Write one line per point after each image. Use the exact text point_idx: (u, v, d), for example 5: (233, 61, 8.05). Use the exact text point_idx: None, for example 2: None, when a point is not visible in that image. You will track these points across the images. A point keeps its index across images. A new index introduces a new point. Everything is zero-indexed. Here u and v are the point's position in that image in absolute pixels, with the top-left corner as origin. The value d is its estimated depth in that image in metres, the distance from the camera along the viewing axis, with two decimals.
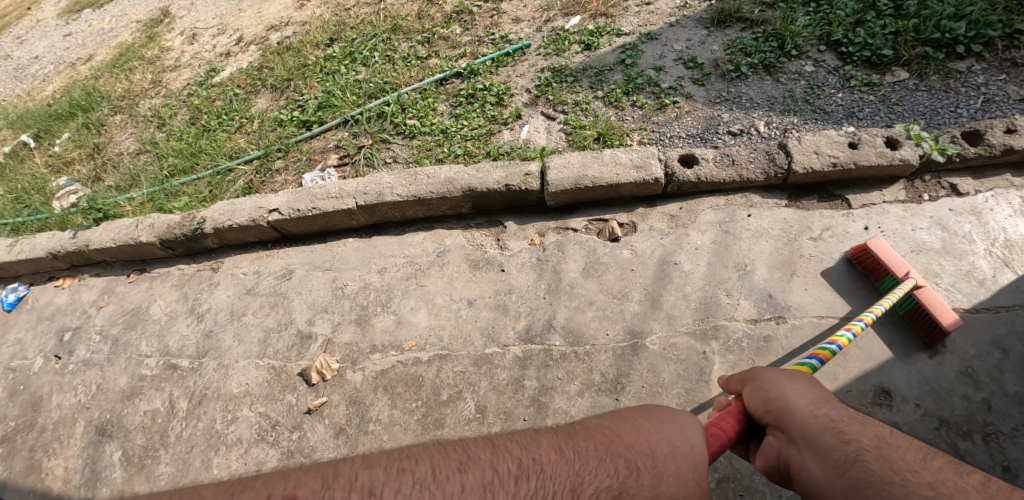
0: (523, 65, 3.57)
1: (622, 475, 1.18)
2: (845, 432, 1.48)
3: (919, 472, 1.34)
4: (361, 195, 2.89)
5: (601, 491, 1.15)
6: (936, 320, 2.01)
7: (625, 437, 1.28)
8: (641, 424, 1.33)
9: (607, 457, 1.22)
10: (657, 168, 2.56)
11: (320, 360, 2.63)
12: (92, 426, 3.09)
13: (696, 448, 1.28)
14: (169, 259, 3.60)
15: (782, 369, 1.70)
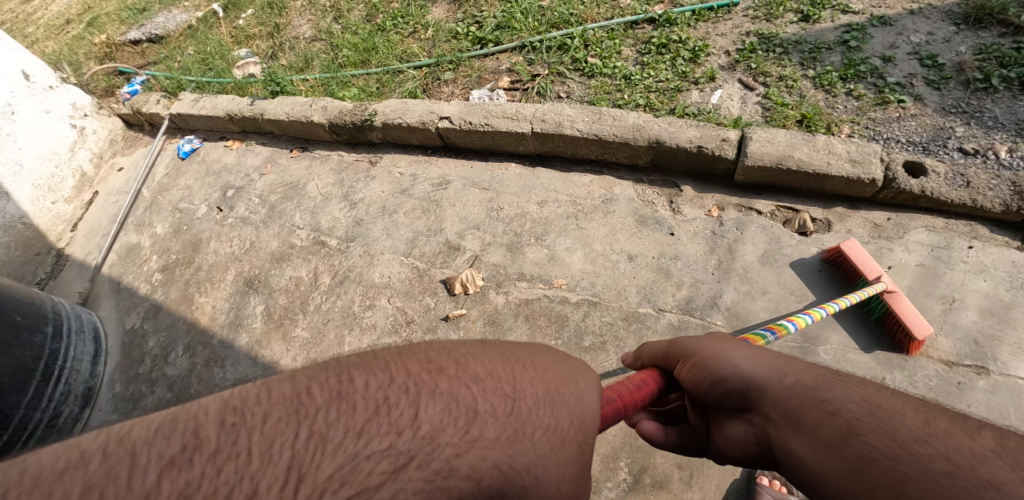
0: (725, 24, 3.28)
1: (426, 431, 0.82)
2: (828, 400, 1.15)
3: (933, 442, 1.02)
4: (538, 121, 2.81)
5: (371, 457, 0.78)
6: (907, 325, 2.02)
7: (439, 383, 0.88)
8: (467, 366, 0.93)
9: (416, 404, 0.84)
10: (877, 169, 2.32)
11: (466, 273, 2.64)
12: (241, 278, 3.36)
13: (579, 404, 0.96)
14: (331, 143, 3.73)
15: (719, 337, 1.43)
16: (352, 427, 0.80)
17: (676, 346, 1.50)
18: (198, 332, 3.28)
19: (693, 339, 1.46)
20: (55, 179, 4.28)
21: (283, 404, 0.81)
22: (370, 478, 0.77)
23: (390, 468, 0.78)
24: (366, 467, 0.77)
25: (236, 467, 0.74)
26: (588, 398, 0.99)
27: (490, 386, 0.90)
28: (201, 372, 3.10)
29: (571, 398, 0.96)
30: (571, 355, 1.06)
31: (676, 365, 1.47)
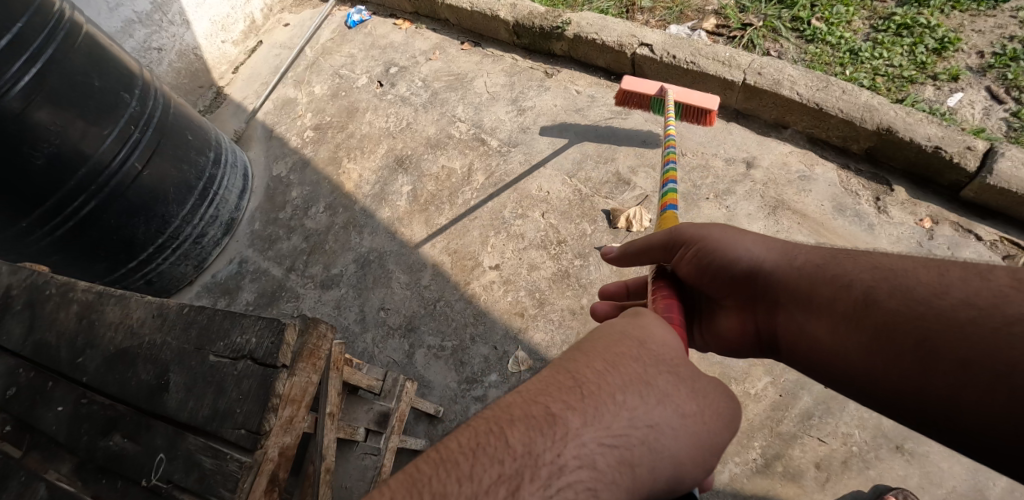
0: (986, 21, 2.96)
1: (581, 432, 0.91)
2: (840, 274, 1.22)
3: (933, 290, 1.10)
4: (753, 73, 2.61)
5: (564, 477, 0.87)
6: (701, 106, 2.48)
7: (521, 418, 0.92)
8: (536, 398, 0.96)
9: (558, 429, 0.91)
10: None
11: (634, 210, 2.57)
12: (391, 154, 3.36)
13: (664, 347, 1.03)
14: (507, 46, 3.62)
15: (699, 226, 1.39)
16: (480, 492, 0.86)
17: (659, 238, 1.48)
18: (341, 195, 3.30)
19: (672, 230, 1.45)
20: (229, 20, 4.37)
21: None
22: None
23: (519, 489, 0.86)
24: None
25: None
26: (651, 339, 1.05)
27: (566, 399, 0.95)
28: (338, 232, 3.14)
29: (631, 350, 1.01)
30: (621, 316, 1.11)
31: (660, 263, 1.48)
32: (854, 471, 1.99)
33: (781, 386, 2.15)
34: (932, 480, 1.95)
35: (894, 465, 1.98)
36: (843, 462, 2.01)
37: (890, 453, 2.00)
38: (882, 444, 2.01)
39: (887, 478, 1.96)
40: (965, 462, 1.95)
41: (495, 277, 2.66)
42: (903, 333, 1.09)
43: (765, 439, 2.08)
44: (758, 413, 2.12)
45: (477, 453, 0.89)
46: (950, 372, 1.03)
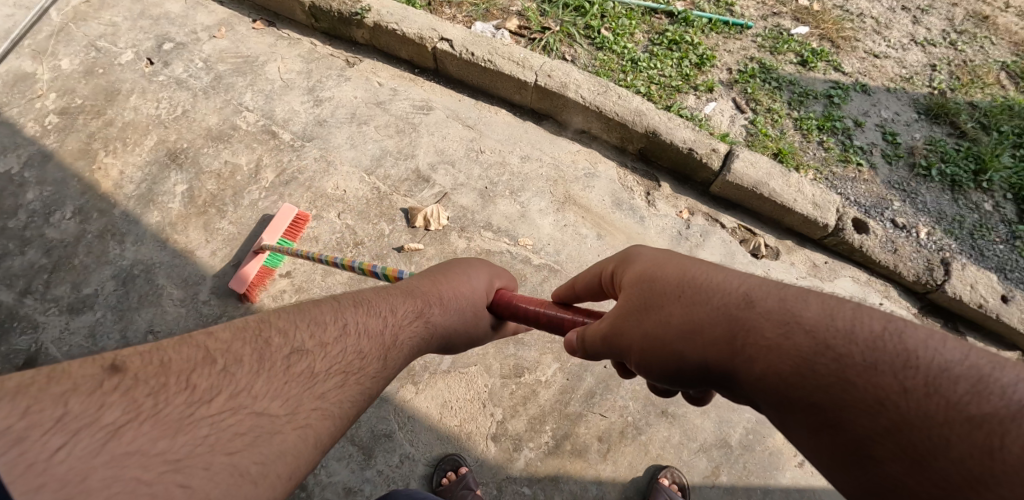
0: (735, 43, 3.47)
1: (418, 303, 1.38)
2: (818, 403, 0.83)
3: (986, 416, 0.71)
4: (544, 75, 2.75)
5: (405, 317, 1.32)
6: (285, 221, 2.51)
7: (397, 290, 1.40)
8: (367, 295, 1.33)
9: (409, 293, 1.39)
10: (831, 216, 2.57)
11: (431, 208, 2.55)
12: (163, 148, 2.95)
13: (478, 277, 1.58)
14: (305, 28, 3.29)
15: (662, 267, 1.12)
16: (334, 333, 1.16)
17: (609, 273, 1.29)
18: (95, 196, 2.82)
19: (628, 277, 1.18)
20: None
21: (264, 336, 1.07)
22: (354, 362, 1.15)
23: (396, 308, 1.33)
24: (350, 355, 1.15)
25: (280, 369, 1.03)
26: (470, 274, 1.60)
27: (414, 303, 1.36)
28: (92, 243, 2.70)
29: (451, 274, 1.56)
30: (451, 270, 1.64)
31: (597, 333, 1.20)
32: (629, 440, 2.23)
33: (567, 371, 2.30)
34: (688, 437, 2.25)
35: (660, 429, 2.25)
36: (619, 433, 2.24)
37: (656, 418, 2.26)
38: (651, 411, 2.27)
39: (654, 441, 2.24)
40: (713, 420, 2.28)
41: (286, 286, 2.54)
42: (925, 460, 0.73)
43: (554, 422, 2.23)
44: (548, 397, 2.26)
45: (374, 293, 1.35)
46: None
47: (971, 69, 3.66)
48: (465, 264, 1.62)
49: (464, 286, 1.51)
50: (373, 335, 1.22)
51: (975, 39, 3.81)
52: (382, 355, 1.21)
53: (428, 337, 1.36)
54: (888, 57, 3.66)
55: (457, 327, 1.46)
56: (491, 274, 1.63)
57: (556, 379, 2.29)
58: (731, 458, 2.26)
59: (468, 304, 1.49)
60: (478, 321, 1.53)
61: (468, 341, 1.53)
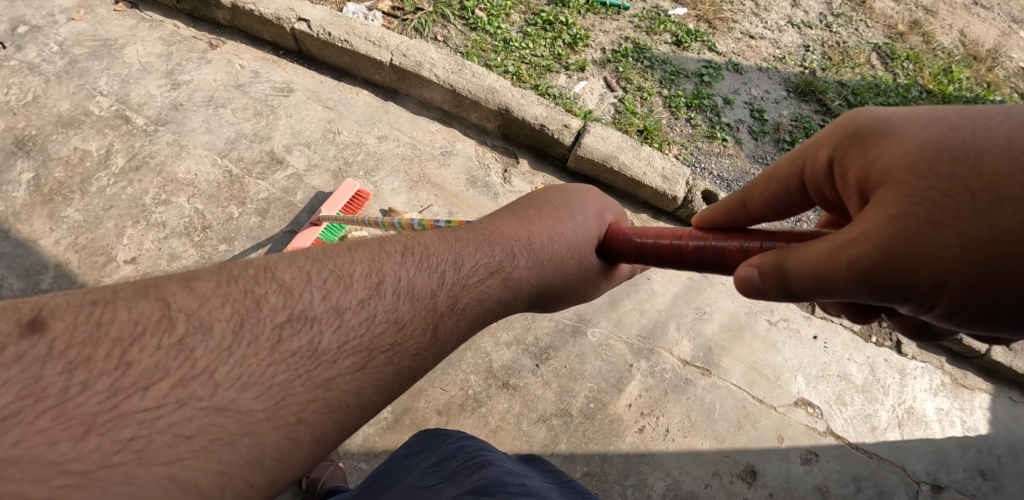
0: (611, 23, 3.45)
1: (502, 253, 1.28)
2: None
3: None
4: (400, 54, 2.74)
5: (477, 267, 1.23)
6: (347, 193, 2.48)
7: (469, 235, 1.29)
8: (426, 241, 1.21)
9: (489, 241, 1.29)
10: (680, 188, 2.62)
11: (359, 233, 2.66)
12: (9, 135, 2.80)
13: (582, 217, 1.45)
14: (169, 10, 3.19)
15: (963, 144, 0.86)
16: (360, 297, 1.03)
17: (822, 158, 1.05)
18: None
19: (900, 154, 0.90)
20: None
21: (255, 295, 0.95)
22: (385, 339, 1.02)
23: (458, 263, 1.20)
24: (386, 326, 1.03)
25: (268, 346, 0.90)
26: (575, 209, 1.46)
27: (492, 258, 1.26)
28: None
29: (556, 210, 1.43)
30: (562, 196, 1.50)
31: (829, 257, 0.97)
32: (469, 413, 2.26)
33: None
34: (529, 407, 2.28)
35: (501, 401, 2.28)
36: (459, 406, 2.27)
37: (497, 390, 2.30)
38: (492, 383, 2.31)
39: (494, 413, 2.27)
40: (555, 390, 2.32)
41: (130, 273, 2.49)
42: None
43: (395, 397, 2.26)
44: None
45: (445, 237, 1.25)
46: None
47: (843, 50, 3.74)
48: (564, 196, 1.49)
49: (566, 226, 1.40)
50: (421, 295, 1.10)
51: (850, 23, 3.91)
52: (431, 330, 1.09)
53: (507, 293, 1.26)
54: (763, 38, 3.68)
55: (552, 278, 1.35)
56: (597, 209, 1.50)
57: None
58: (571, 428, 2.28)
59: (569, 250, 1.39)
60: (580, 264, 1.41)
61: (569, 289, 1.43)
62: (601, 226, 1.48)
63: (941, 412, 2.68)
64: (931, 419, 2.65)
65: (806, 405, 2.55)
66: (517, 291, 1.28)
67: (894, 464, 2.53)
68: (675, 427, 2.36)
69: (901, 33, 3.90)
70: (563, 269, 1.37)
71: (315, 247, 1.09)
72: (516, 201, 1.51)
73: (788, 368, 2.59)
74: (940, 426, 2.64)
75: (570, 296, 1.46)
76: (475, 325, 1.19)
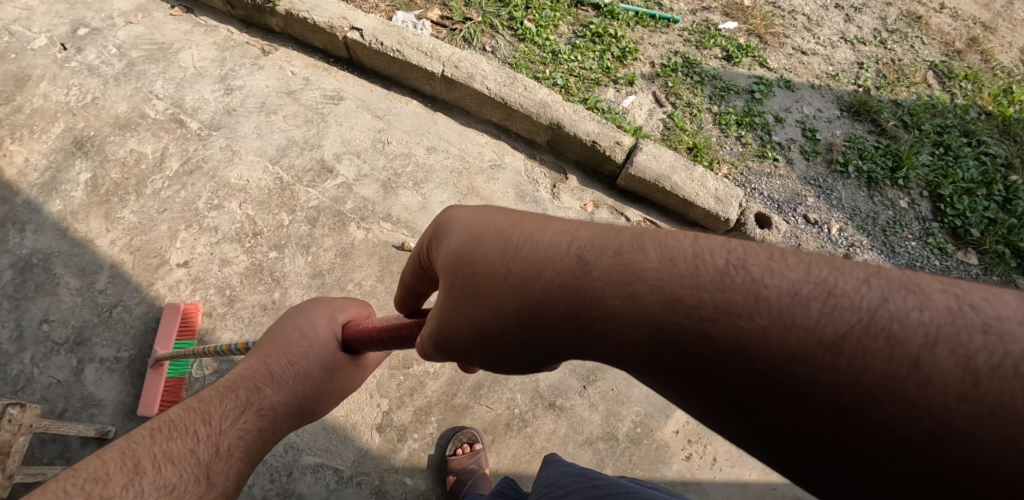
0: (660, 36, 3.40)
1: (247, 391, 1.34)
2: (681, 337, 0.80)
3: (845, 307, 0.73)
4: (451, 66, 2.74)
5: (229, 410, 1.29)
6: (170, 321, 2.31)
7: (208, 391, 1.31)
8: (172, 416, 1.23)
9: (228, 389, 1.32)
10: (734, 210, 2.59)
11: None
12: (70, 135, 2.86)
13: (314, 333, 1.52)
14: (222, 15, 3.24)
15: (479, 237, 1.04)
16: (118, 484, 1.08)
17: (422, 258, 1.24)
18: None
19: (436, 258, 1.11)
20: None
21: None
22: None
23: (200, 412, 1.25)
24: (156, 496, 1.10)
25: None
26: (310, 327, 1.53)
27: (243, 395, 1.33)
28: None
29: (286, 335, 1.49)
30: (281, 321, 1.55)
31: (422, 342, 1.17)
32: (514, 432, 2.25)
33: (457, 363, 2.33)
34: (575, 430, 2.25)
35: (547, 422, 2.25)
36: (505, 425, 2.26)
37: (543, 410, 2.27)
38: (538, 403, 2.28)
39: (539, 434, 2.24)
40: (602, 413, 2.29)
41: (182, 276, 2.53)
42: (752, 368, 0.76)
43: (441, 413, 2.26)
44: (435, 388, 2.28)
45: (191, 402, 1.27)
46: (826, 423, 0.72)
47: (898, 68, 3.64)
48: (286, 323, 1.52)
49: (298, 349, 1.46)
50: (181, 460, 1.17)
51: (905, 39, 3.79)
52: (204, 478, 1.17)
53: (268, 423, 1.33)
54: (816, 54, 3.59)
55: (313, 395, 1.44)
56: (326, 316, 1.57)
57: (444, 370, 2.31)
58: (618, 452, 2.24)
59: (311, 364, 1.46)
60: (329, 379, 1.49)
61: (330, 396, 1.51)
62: (329, 330, 1.55)
63: None
64: None
65: None
66: (278, 416, 1.35)
67: None
68: (723, 457, 2.30)
69: (959, 51, 3.77)
70: (311, 385, 1.45)
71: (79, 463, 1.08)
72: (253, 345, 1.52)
73: None
74: None
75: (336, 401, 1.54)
76: (256, 445, 1.29)
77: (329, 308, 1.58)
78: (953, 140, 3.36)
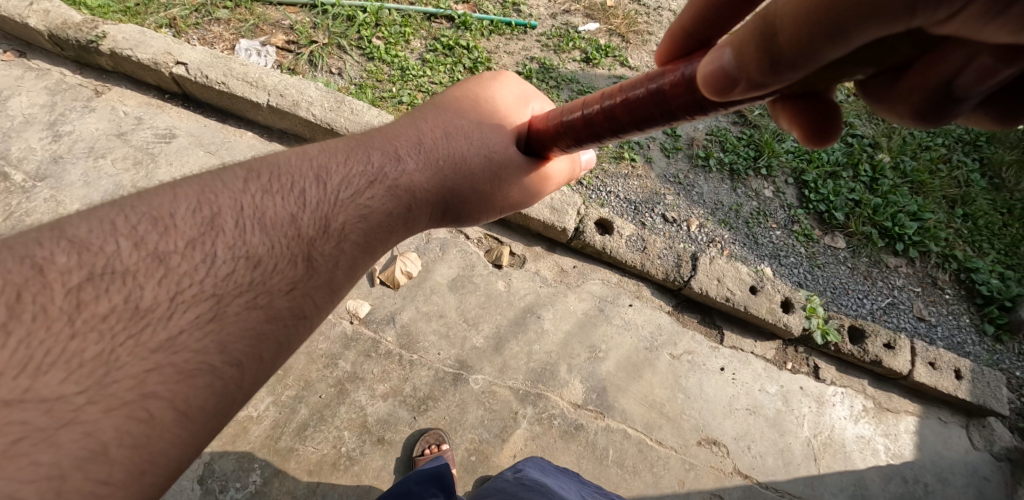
0: (517, 44, 3.37)
1: (375, 168, 1.45)
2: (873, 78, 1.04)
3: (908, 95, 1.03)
4: (277, 94, 2.68)
5: (348, 183, 1.40)
6: None
7: (340, 154, 1.45)
8: (281, 171, 1.33)
9: (360, 153, 1.47)
10: (570, 220, 2.55)
11: (399, 267, 2.49)
12: None
13: (476, 118, 1.65)
14: (56, 57, 3.11)
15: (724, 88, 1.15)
16: (189, 239, 1.14)
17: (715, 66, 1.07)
18: None
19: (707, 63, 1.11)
20: None
21: (38, 261, 1.01)
22: (236, 279, 1.14)
23: (319, 181, 1.36)
24: (233, 266, 1.15)
25: (65, 316, 0.97)
26: (474, 115, 1.66)
27: (368, 169, 1.44)
28: None
29: (450, 116, 1.63)
30: (444, 98, 1.71)
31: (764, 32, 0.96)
32: (340, 472, 2.13)
33: (281, 405, 2.23)
34: (406, 463, 2.17)
35: (375, 457, 2.17)
36: (332, 465, 2.14)
37: (371, 446, 2.19)
38: (366, 439, 2.20)
39: (367, 470, 2.15)
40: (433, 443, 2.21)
41: None
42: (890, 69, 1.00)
43: (264, 460, 2.13)
44: (258, 433, 2.18)
45: (340, 163, 1.42)
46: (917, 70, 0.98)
47: None
48: (467, 98, 1.69)
49: (472, 134, 1.61)
50: (274, 230, 1.23)
51: None
52: (299, 261, 1.24)
53: (392, 200, 1.44)
54: None
55: (450, 178, 1.55)
56: (490, 102, 1.71)
57: (268, 413, 2.21)
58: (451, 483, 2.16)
59: (467, 149, 1.59)
60: (493, 165, 1.62)
61: (483, 183, 1.62)
62: (498, 118, 1.68)
63: (861, 440, 2.62)
64: (851, 449, 2.58)
65: (711, 444, 2.41)
66: (404, 198, 1.47)
67: None
68: None
69: None
70: (464, 165, 1.57)
71: (179, 193, 1.19)
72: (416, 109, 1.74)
73: (691, 404, 2.46)
74: (862, 455, 2.58)
75: (489, 198, 1.66)
76: (356, 238, 1.36)
77: (506, 94, 1.75)
78: None
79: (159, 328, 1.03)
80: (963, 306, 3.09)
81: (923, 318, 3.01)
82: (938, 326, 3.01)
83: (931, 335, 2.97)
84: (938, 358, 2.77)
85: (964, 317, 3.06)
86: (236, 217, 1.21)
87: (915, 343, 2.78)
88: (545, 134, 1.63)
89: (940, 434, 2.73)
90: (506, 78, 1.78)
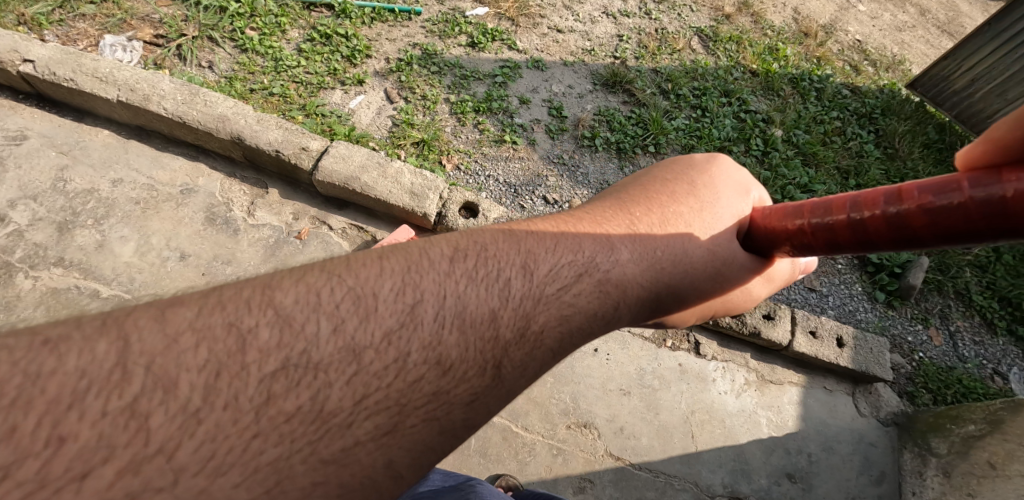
0: (400, 31, 3.30)
1: (587, 253, 1.21)
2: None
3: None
4: (127, 90, 2.58)
5: (561, 267, 1.17)
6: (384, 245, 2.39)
7: (553, 235, 1.22)
8: (486, 244, 1.15)
9: (566, 230, 1.25)
10: (429, 204, 2.48)
11: None
12: None
13: (709, 207, 1.38)
14: None
15: None
16: (387, 327, 0.96)
17: None
18: None
19: None
20: None
21: (243, 330, 0.89)
22: (423, 388, 0.95)
23: (532, 259, 1.15)
24: (422, 370, 0.95)
25: (251, 412, 0.83)
26: (707, 202, 1.39)
27: (578, 258, 1.19)
28: None
29: (676, 198, 1.38)
30: (669, 173, 1.46)
31: None
32: None
33: None
34: None
35: None
36: None
37: None
38: None
39: None
40: None
41: None
42: None
43: None
44: None
45: (552, 244, 1.20)
46: None
47: (661, 37, 3.66)
48: (691, 176, 1.44)
49: (682, 225, 1.33)
50: (475, 326, 1.03)
51: (674, 8, 3.86)
52: (488, 370, 1.02)
53: (601, 296, 1.18)
54: (572, 31, 3.56)
55: (675, 273, 1.28)
56: (721, 184, 1.44)
57: None
58: None
59: (693, 245, 1.32)
60: (716, 260, 1.34)
61: (704, 285, 1.34)
62: (730, 208, 1.41)
63: (744, 413, 2.60)
64: (734, 424, 2.57)
65: (581, 427, 2.40)
66: (619, 296, 1.21)
67: (685, 480, 2.40)
68: None
69: (727, 14, 3.91)
70: (686, 259, 1.30)
71: (354, 264, 1.03)
72: (629, 180, 1.51)
73: (560, 387, 2.46)
74: (744, 429, 2.56)
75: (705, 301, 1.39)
76: (553, 342, 1.11)
77: (736, 182, 1.46)
78: (710, 101, 3.37)
79: (330, 442, 0.85)
80: (856, 273, 3.13)
81: (814, 288, 3.05)
82: (830, 294, 3.05)
83: (821, 304, 3.00)
84: (821, 327, 2.77)
85: (856, 284, 3.09)
86: (440, 301, 1.02)
87: (796, 313, 2.78)
88: (775, 231, 1.34)
89: (826, 403, 2.72)
90: (731, 164, 1.49)
